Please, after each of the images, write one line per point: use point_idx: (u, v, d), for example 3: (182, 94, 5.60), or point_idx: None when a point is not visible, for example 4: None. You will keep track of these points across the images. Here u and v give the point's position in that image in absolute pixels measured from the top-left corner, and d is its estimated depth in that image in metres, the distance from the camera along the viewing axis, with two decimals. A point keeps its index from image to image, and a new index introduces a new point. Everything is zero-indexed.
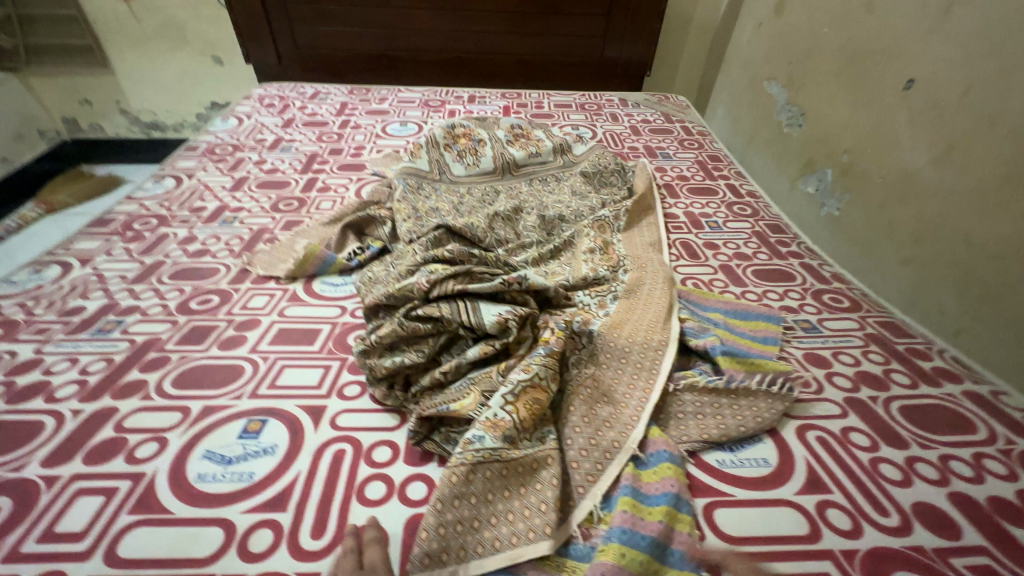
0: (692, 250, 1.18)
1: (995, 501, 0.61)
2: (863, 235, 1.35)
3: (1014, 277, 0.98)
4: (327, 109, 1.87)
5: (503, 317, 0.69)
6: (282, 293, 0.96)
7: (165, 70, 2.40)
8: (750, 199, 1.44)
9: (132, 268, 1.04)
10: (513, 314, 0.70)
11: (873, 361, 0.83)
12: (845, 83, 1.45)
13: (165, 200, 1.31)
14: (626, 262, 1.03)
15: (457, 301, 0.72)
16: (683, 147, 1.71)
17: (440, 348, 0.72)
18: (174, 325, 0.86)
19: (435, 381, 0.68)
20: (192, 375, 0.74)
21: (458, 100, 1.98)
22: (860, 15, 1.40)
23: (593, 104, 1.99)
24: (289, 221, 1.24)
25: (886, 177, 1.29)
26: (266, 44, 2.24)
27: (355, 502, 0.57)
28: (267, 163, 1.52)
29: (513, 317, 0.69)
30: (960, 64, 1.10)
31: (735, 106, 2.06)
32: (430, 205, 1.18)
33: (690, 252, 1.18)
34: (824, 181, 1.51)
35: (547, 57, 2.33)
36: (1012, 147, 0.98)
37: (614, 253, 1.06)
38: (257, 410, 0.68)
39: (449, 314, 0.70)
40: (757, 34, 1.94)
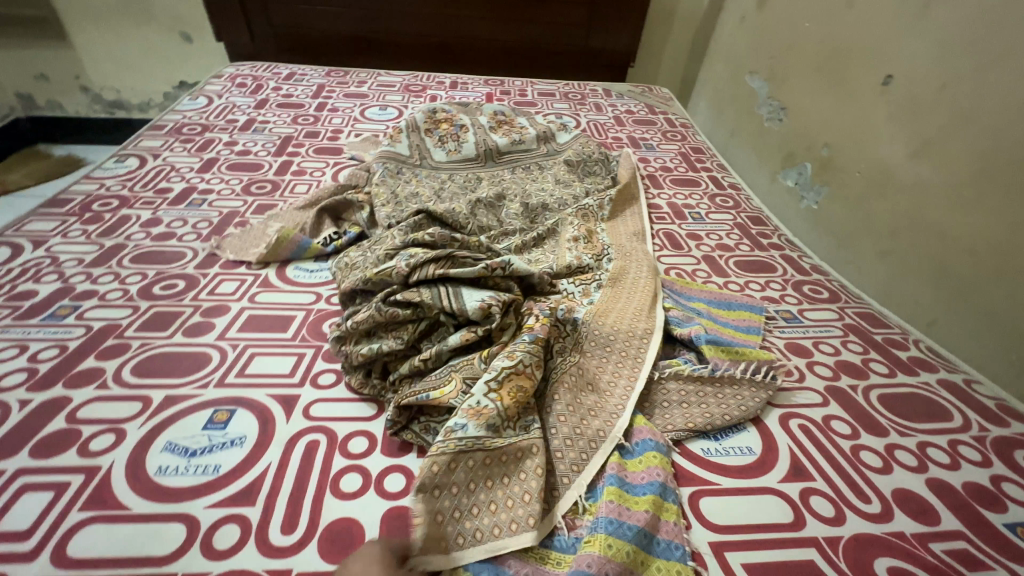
0: (675, 241, 1.18)
1: (970, 486, 0.62)
2: (841, 228, 1.37)
3: (986, 270, 1.00)
4: (303, 91, 1.81)
5: (486, 302, 0.66)
6: (253, 279, 0.92)
7: (129, 46, 2.28)
8: (732, 192, 1.44)
9: (90, 251, 0.97)
10: (496, 300, 0.67)
11: (851, 350, 0.83)
12: (825, 78, 1.46)
13: (128, 180, 1.24)
14: (610, 251, 1.02)
15: (438, 286, 0.69)
16: (666, 139, 1.71)
17: (419, 335, 0.69)
18: (135, 310, 0.81)
19: (414, 369, 0.65)
20: (154, 364, 0.69)
21: (440, 85, 1.93)
22: (841, 10, 1.41)
23: (577, 93, 1.97)
24: (261, 205, 1.18)
25: (864, 172, 1.31)
26: (238, 22, 2.14)
27: (329, 495, 0.54)
28: (239, 144, 1.45)
29: (496, 303, 0.67)
30: (937, 60, 1.11)
31: (717, 100, 2.07)
32: (410, 190, 1.15)
33: (674, 242, 1.18)
34: (803, 175, 1.53)
35: (530, 45, 2.30)
36: (986, 142, 1.00)
37: (600, 242, 1.05)
38: (225, 400, 0.64)
39: (430, 300, 0.68)
40: (739, 27, 1.94)
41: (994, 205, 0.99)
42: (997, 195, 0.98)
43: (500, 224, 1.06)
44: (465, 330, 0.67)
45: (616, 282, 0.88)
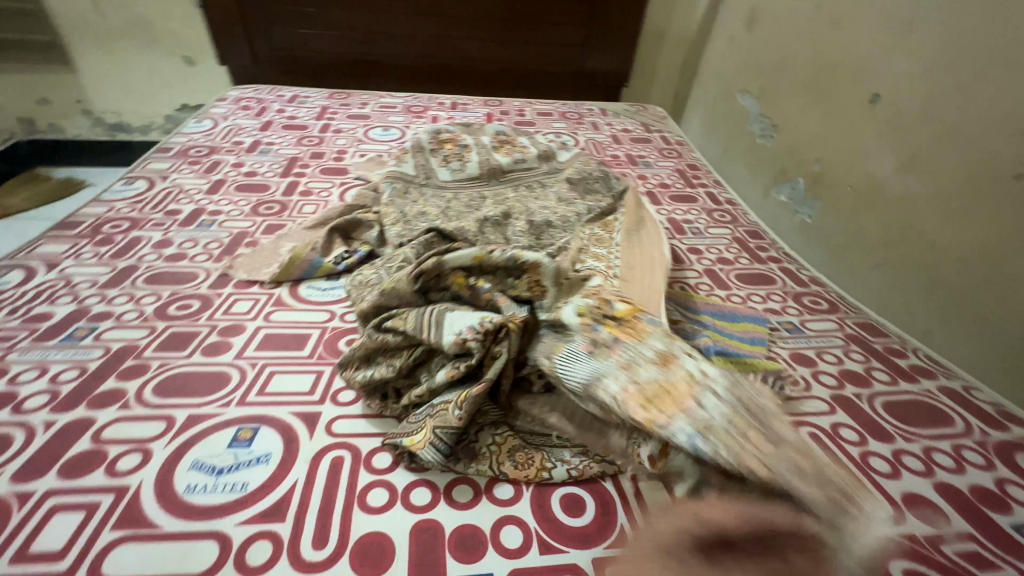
0: (677, 255, 1.21)
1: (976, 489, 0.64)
2: (835, 240, 1.41)
3: (978, 278, 1.03)
4: (307, 113, 1.84)
5: (462, 337, 0.65)
6: (266, 298, 0.93)
7: (132, 70, 2.31)
8: (729, 207, 1.48)
9: (104, 272, 0.99)
10: (474, 333, 0.65)
11: (854, 360, 0.86)
12: (814, 96, 1.52)
13: (137, 202, 1.25)
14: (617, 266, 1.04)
15: (423, 314, 0.70)
16: (662, 156, 1.75)
17: (415, 363, 0.70)
18: (152, 331, 0.82)
19: (411, 402, 0.67)
20: (175, 383, 0.71)
21: (440, 106, 1.98)
22: (827, 31, 1.47)
23: (574, 113, 2.02)
24: (270, 225, 1.20)
25: (855, 186, 1.35)
26: (241, 45, 2.19)
27: (358, 510, 0.56)
28: (245, 165, 1.48)
29: (472, 336, 0.64)
30: (921, 79, 1.17)
31: (710, 117, 2.13)
32: (418, 209, 1.17)
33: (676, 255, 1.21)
34: (796, 189, 1.58)
35: (527, 66, 2.36)
36: (972, 156, 1.05)
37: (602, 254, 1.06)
38: (248, 418, 0.65)
39: (413, 332, 0.69)
40: (729, 48, 2.02)
41: (983, 216, 1.03)
42: (985, 206, 1.02)
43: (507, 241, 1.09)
44: (451, 364, 0.66)
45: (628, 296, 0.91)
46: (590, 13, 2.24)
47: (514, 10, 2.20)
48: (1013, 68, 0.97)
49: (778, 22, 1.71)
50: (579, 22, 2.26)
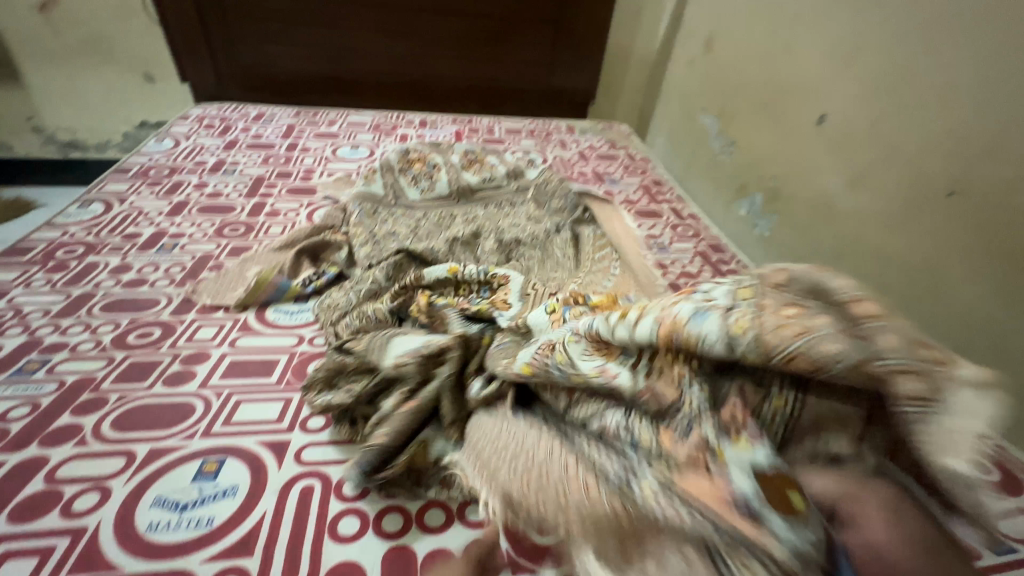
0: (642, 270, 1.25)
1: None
2: (791, 252, 1.48)
3: (921, 287, 1.11)
4: (273, 131, 1.82)
5: (399, 360, 0.67)
6: (232, 323, 0.92)
7: (88, 87, 2.24)
8: (691, 222, 1.54)
9: (57, 301, 0.95)
10: (411, 355, 0.67)
11: None
12: (768, 116, 1.61)
13: (93, 226, 1.21)
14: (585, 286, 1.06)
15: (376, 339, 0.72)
16: (628, 173, 1.81)
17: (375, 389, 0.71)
18: (110, 362, 0.79)
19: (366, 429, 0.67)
20: (136, 416, 0.68)
21: (409, 124, 1.99)
22: (779, 56, 1.57)
23: (542, 130, 2.06)
24: (236, 247, 1.18)
25: (808, 201, 1.43)
26: (204, 63, 2.15)
27: (328, 540, 0.56)
28: (209, 186, 1.45)
29: (408, 359, 0.66)
30: (864, 103, 1.26)
31: (672, 134, 2.22)
32: (388, 229, 1.18)
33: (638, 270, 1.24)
34: (754, 204, 1.65)
35: (495, 84, 2.40)
36: (912, 174, 1.13)
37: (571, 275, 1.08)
38: (213, 449, 0.64)
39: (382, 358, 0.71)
40: (689, 70, 2.11)
41: (923, 229, 1.11)
42: (924, 220, 1.10)
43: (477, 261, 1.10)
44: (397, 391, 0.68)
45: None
46: (555, 34, 2.31)
47: (481, 30, 2.25)
48: (946, 94, 1.06)
49: (734, 45, 1.80)
50: (545, 42, 2.32)
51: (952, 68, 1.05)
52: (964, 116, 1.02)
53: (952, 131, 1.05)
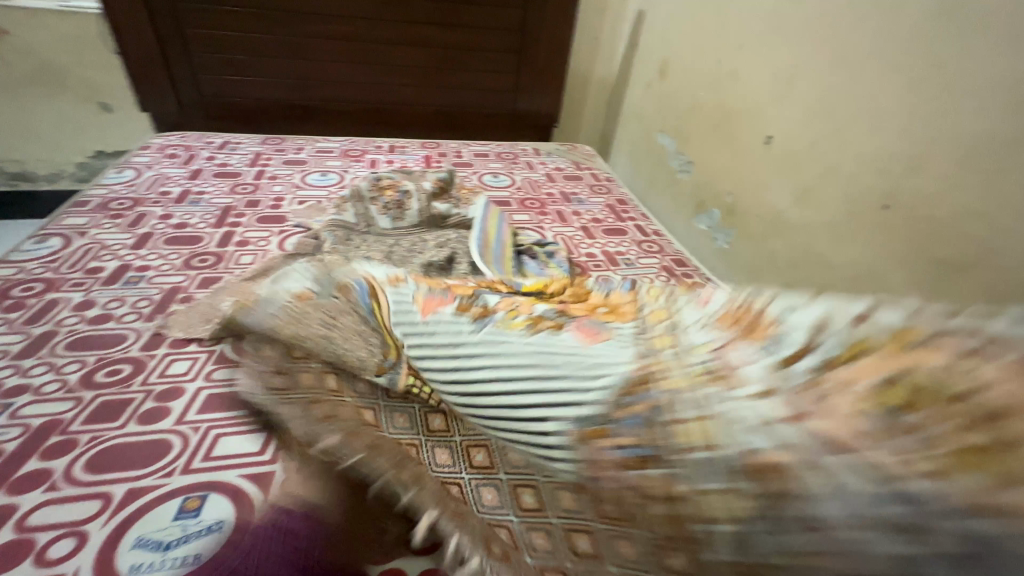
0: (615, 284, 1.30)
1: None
2: (749, 264, 1.57)
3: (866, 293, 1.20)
4: (239, 160, 1.81)
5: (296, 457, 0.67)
6: (207, 356, 0.90)
7: (39, 117, 2.16)
8: (656, 237, 1.61)
9: (17, 342, 0.91)
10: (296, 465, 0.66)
11: None
12: (720, 138, 1.71)
13: (52, 262, 1.17)
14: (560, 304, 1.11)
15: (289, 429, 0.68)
16: (594, 193, 1.88)
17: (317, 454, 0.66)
18: (79, 402, 0.77)
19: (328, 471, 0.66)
20: (109, 457, 0.67)
21: (378, 149, 2.02)
22: (727, 81, 1.68)
23: (510, 153, 2.13)
24: (206, 278, 1.17)
25: (761, 216, 1.52)
26: (166, 92, 2.13)
27: None
28: (175, 217, 1.42)
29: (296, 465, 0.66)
30: (804, 124, 1.37)
31: (634, 154, 2.32)
32: (362, 255, 1.20)
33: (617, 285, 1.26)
34: (713, 220, 1.75)
35: (461, 110, 2.46)
36: (851, 190, 1.23)
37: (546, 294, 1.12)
38: (195, 486, 0.64)
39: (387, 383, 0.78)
40: (645, 94, 2.23)
41: (864, 240, 1.20)
42: (864, 232, 1.20)
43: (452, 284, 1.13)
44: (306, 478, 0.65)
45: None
46: (518, 61, 2.40)
47: (445, 57, 2.31)
48: (873, 118, 1.18)
49: (686, 72, 1.92)
50: (508, 69, 2.41)
51: (879, 94, 1.16)
52: (891, 137, 1.13)
53: (881, 150, 1.16)
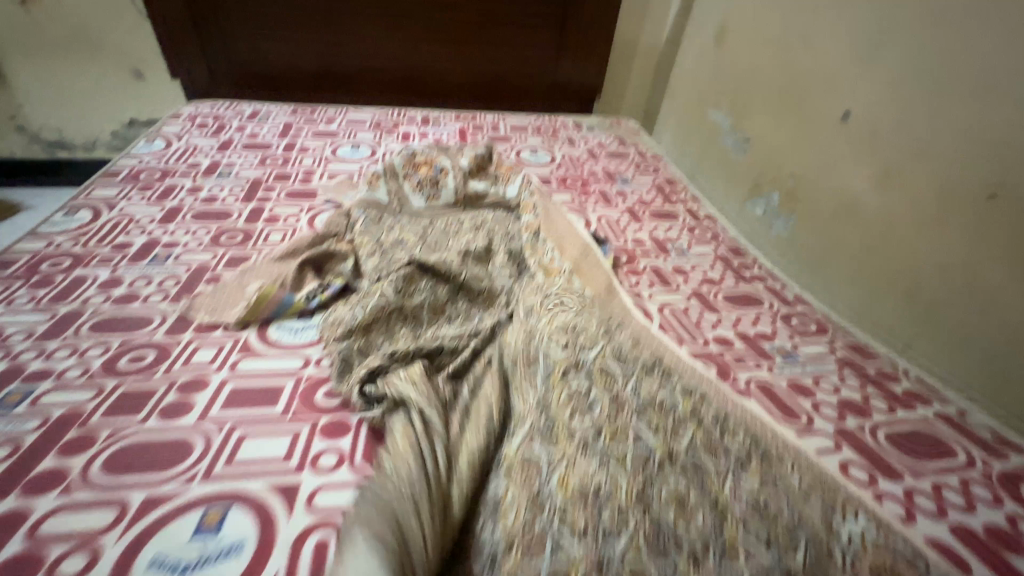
0: (665, 374, 0.74)
1: (904, 424, 0.78)
2: (812, 254, 1.41)
3: (958, 291, 1.04)
4: (269, 130, 1.74)
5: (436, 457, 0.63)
6: (231, 344, 0.85)
7: (74, 84, 2.15)
8: (708, 223, 1.47)
9: (42, 321, 0.88)
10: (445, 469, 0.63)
11: (850, 387, 0.85)
12: (785, 113, 1.53)
13: (80, 235, 1.14)
14: (547, 452, 0.65)
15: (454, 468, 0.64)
16: (639, 172, 1.74)
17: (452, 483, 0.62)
18: (99, 392, 0.73)
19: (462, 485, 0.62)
20: (125, 458, 0.63)
21: (411, 121, 1.92)
22: (796, 48, 1.49)
23: (548, 127, 1.99)
24: (233, 257, 1.12)
25: (830, 202, 1.36)
26: (197, 59, 2.07)
27: (306, 471, 0.63)
28: (203, 190, 1.37)
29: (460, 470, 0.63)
30: (888, 99, 1.19)
31: (681, 130, 2.14)
32: (395, 237, 1.13)
33: (656, 402, 0.70)
34: (771, 204, 1.58)
35: (498, 79, 2.32)
36: (942, 173, 1.08)
37: (567, 320, 0.80)
38: (215, 496, 0.59)
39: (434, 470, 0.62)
40: (698, 64, 2.03)
41: (956, 234, 1.05)
42: (957, 223, 1.05)
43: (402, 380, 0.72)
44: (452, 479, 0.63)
45: (633, 350, 0.77)
46: (561, 26, 2.23)
47: (483, 22, 2.16)
48: (979, 91, 1.00)
49: (747, 38, 1.72)
50: (550, 35, 2.25)
51: (994, 62, 0.97)
52: (1002, 116, 0.96)
53: (992, 130, 0.98)
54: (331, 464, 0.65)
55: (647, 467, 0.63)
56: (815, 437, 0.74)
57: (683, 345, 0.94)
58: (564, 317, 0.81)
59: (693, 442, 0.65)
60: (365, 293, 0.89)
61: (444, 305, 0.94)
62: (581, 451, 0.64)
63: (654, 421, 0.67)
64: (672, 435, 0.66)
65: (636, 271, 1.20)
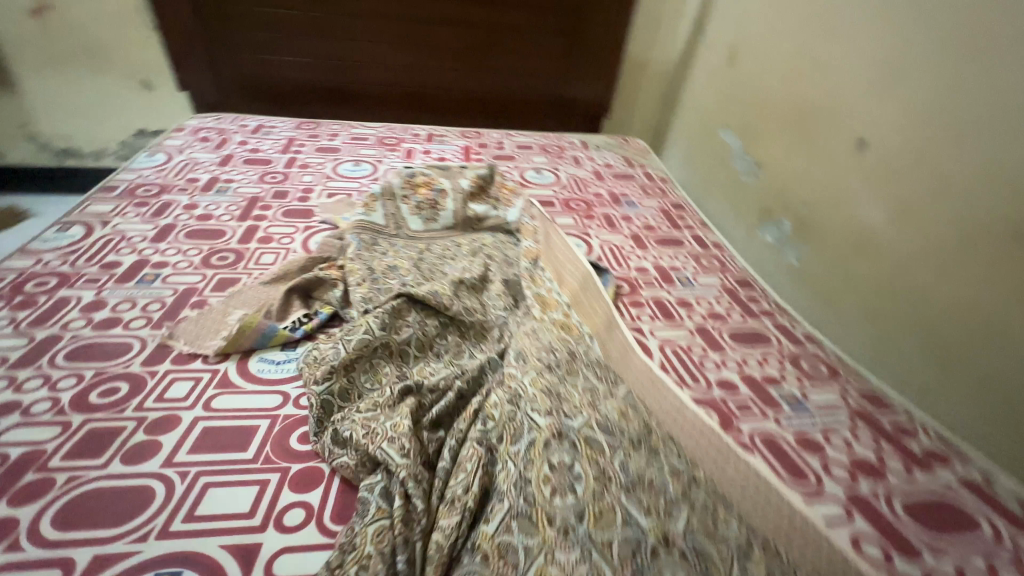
0: (655, 450, 0.69)
1: (920, 497, 0.72)
2: (823, 287, 1.35)
3: (981, 338, 0.97)
4: (271, 145, 1.73)
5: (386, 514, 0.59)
6: (208, 377, 0.82)
7: (84, 93, 2.16)
8: (716, 251, 1.42)
9: (19, 347, 0.86)
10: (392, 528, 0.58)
11: (863, 444, 0.80)
12: (798, 140, 1.47)
13: (70, 253, 1.12)
14: (524, 541, 0.59)
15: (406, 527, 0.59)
16: (646, 194, 1.69)
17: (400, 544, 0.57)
18: (65, 430, 0.70)
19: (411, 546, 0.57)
20: (80, 508, 0.59)
21: (415, 137, 1.89)
22: (811, 72, 1.44)
23: (554, 145, 1.96)
24: (222, 280, 1.08)
25: (844, 234, 1.30)
26: (204, 71, 2.07)
27: (272, 529, 0.59)
28: (199, 207, 1.35)
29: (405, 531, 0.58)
30: (907, 128, 1.13)
31: (690, 149, 2.10)
32: (388, 263, 1.09)
33: (645, 480, 0.65)
34: (782, 232, 1.52)
35: (505, 95, 2.30)
36: (965, 209, 1.01)
37: (551, 383, 0.76)
38: (170, 557, 0.55)
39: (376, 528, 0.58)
40: (710, 84, 1.98)
41: (978, 274, 0.98)
42: (979, 263, 0.98)
43: (373, 434, 0.67)
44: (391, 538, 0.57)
45: (622, 421, 0.72)
46: (571, 43, 2.20)
47: (491, 37, 2.14)
48: (1007, 125, 0.94)
49: (760, 59, 1.68)
50: (559, 52, 2.22)
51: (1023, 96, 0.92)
52: None
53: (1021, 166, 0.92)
54: (296, 523, 0.60)
55: (636, 560, 0.58)
56: (826, 505, 0.69)
57: (685, 389, 0.88)
58: (551, 374, 0.77)
59: (688, 526, 0.61)
60: (350, 327, 0.84)
61: (433, 342, 0.89)
62: (563, 538, 0.60)
63: (644, 501, 0.63)
64: (665, 517, 0.61)
65: (639, 302, 1.14)
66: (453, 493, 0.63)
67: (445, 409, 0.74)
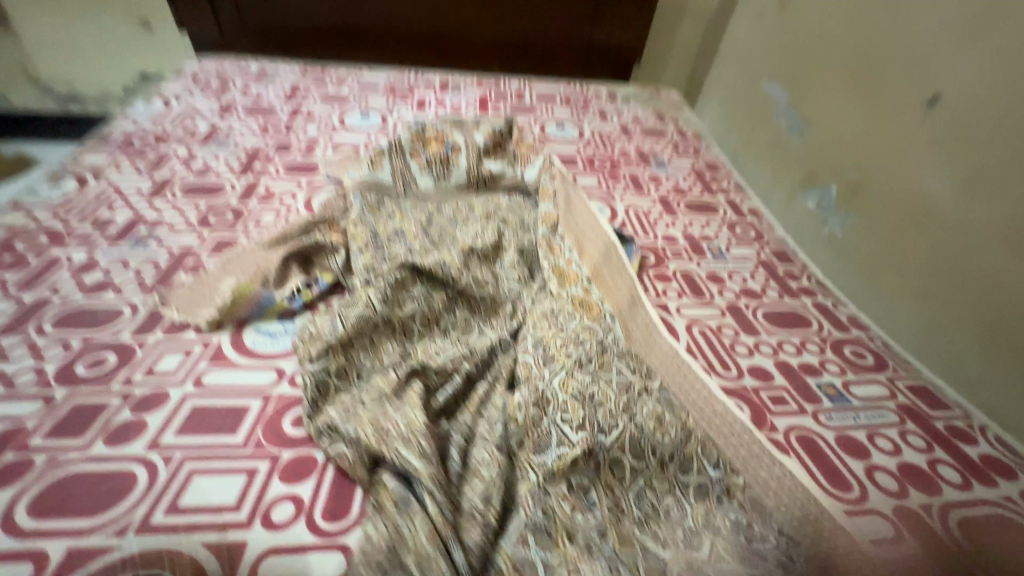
0: (682, 467, 0.64)
1: (981, 515, 0.64)
2: (868, 259, 1.16)
3: None
4: (275, 92, 1.61)
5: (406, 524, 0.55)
6: (200, 349, 0.76)
7: (82, 34, 2.05)
8: (753, 219, 1.29)
9: (6, 310, 0.81)
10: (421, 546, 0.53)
11: (913, 447, 0.72)
12: (856, 94, 1.28)
13: (62, 208, 1.06)
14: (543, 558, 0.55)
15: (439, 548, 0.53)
16: (677, 153, 1.55)
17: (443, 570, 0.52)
18: (47, 405, 0.66)
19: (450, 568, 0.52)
20: (59, 495, 0.57)
21: (429, 85, 1.75)
22: (878, 11, 1.23)
23: (579, 96, 1.80)
24: (220, 241, 1.02)
25: (899, 201, 1.11)
26: (204, 9, 1.93)
27: (258, 526, 0.55)
28: (197, 160, 1.27)
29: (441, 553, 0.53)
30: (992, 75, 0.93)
31: (728, 103, 1.90)
32: (394, 226, 1.00)
33: (660, 510, 0.62)
34: (826, 198, 1.33)
35: (527, 38, 2.10)
36: None
37: (582, 383, 0.67)
38: (147, 554, 0.52)
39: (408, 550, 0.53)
40: (759, 27, 1.75)
41: None
42: None
43: (374, 424, 0.62)
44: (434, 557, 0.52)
45: (658, 432, 0.65)
46: None
47: None
48: None
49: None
50: None
51: None
52: None
53: None
54: (285, 520, 0.56)
55: None
56: (869, 520, 0.62)
57: (713, 377, 0.80)
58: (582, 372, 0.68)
59: (714, 553, 0.58)
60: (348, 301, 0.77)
61: (439, 315, 0.82)
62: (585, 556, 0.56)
63: (659, 533, 0.60)
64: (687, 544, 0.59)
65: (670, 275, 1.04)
66: (471, 506, 0.58)
67: (453, 396, 0.68)
